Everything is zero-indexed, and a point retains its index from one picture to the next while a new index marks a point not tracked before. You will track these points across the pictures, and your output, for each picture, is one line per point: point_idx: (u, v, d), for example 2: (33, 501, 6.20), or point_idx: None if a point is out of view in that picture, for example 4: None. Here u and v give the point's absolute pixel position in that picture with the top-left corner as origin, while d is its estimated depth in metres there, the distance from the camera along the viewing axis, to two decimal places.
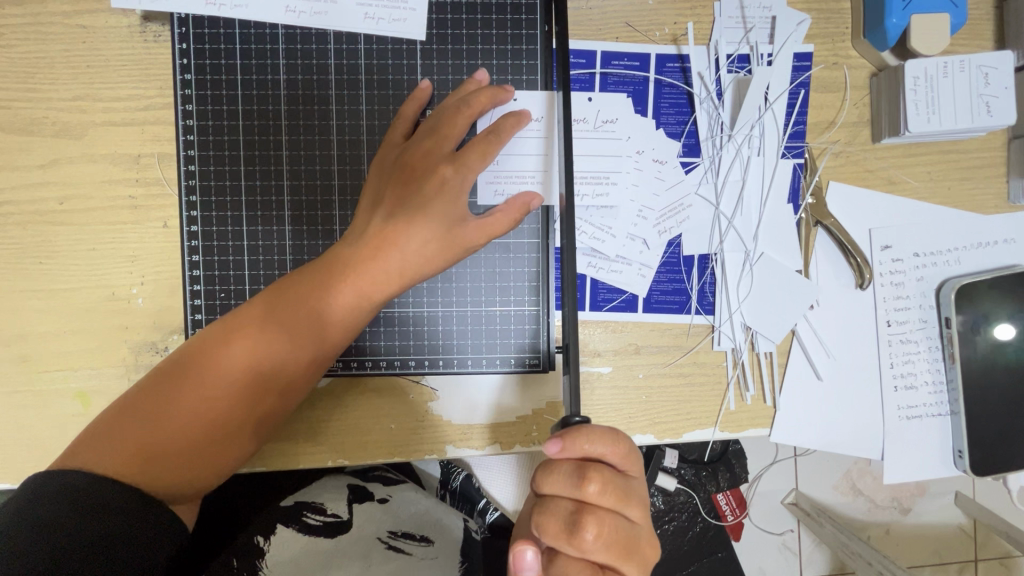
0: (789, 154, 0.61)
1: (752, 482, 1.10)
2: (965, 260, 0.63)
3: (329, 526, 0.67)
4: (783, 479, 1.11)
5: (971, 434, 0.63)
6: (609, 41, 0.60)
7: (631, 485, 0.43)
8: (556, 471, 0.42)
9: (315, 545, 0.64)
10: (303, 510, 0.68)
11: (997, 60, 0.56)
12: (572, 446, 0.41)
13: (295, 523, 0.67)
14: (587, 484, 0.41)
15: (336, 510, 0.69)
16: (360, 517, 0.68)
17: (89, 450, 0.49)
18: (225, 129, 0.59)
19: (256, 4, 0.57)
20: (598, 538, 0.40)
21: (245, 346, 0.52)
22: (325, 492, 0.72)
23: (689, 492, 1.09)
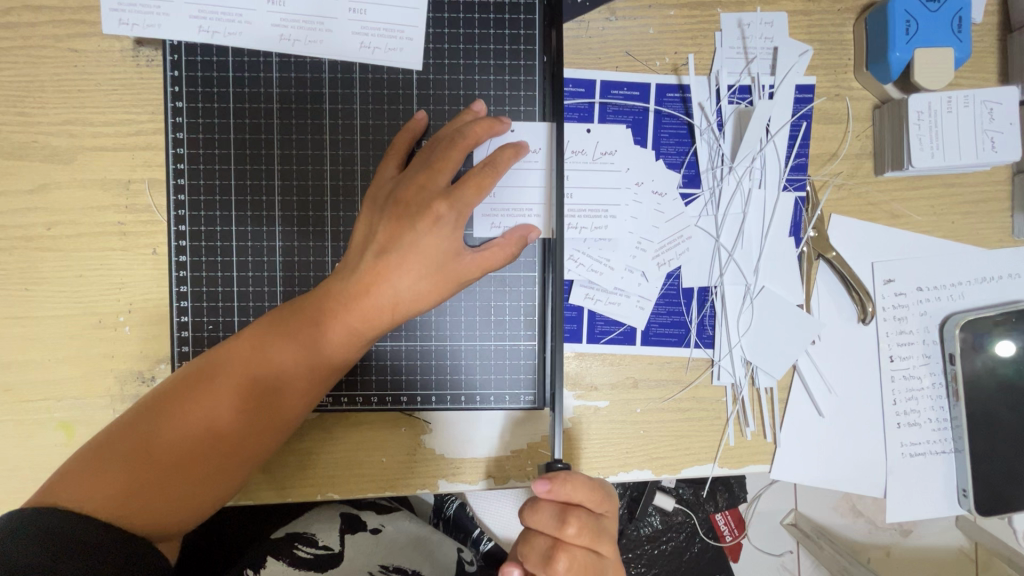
0: (790, 186, 0.60)
1: (752, 501, 1.08)
2: (969, 295, 0.62)
3: (320, 561, 0.66)
4: (783, 499, 1.09)
5: (976, 473, 0.62)
6: (609, 70, 0.59)
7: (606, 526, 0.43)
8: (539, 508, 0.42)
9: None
10: (293, 542, 0.67)
11: (1002, 95, 0.55)
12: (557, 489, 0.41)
13: (285, 557, 0.66)
14: (565, 527, 0.41)
15: (327, 541, 0.68)
16: (352, 551, 0.67)
17: (65, 491, 0.46)
18: (217, 157, 0.57)
19: (250, 31, 0.56)
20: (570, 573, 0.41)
21: (233, 382, 0.51)
22: (316, 521, 0.70)
23: (687, 512, 1.07)
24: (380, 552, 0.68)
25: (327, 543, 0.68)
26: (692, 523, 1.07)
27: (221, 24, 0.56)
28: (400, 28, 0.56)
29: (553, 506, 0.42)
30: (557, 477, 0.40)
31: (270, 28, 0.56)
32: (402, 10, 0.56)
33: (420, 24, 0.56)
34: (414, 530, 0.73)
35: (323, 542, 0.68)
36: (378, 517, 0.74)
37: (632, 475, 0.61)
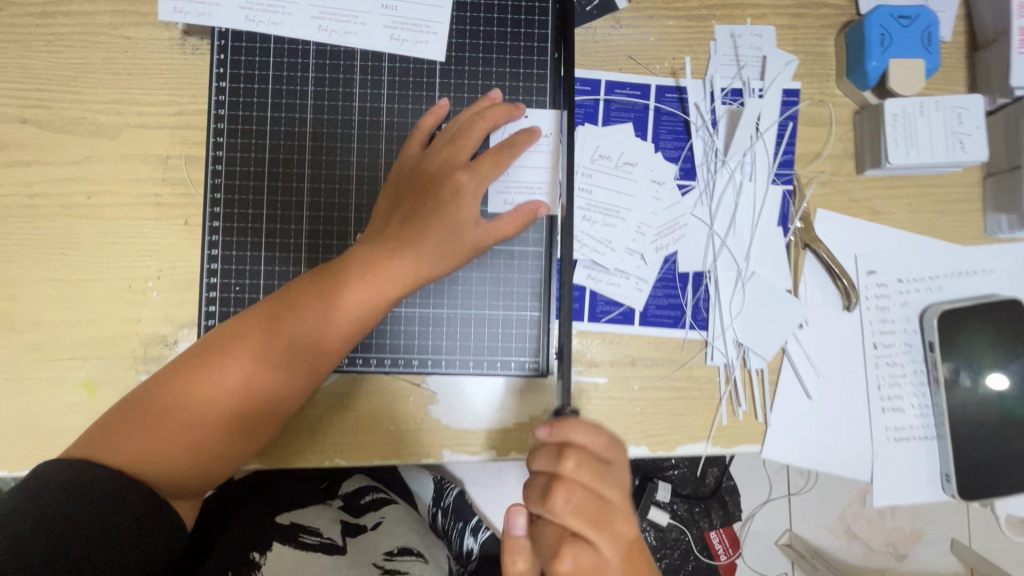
0: (779, 181, 0.65)
1: (746, 520, 1.23)
2: (946, 288, 0.66)
3: (326, 548, 0.66)
4: (776, 520, 1.23)
5: (957, 458, 0.64)
6: (613, 71, 0.65)
7: (612, 471, 0.44)
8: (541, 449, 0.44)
9: (313, 567, 0.64)
10: (298, 531, 0.68)
11: (969, 102, 0.61)
12: (557, 431, 0.44)
13: (292, 542, 0.66)
14: (565, 463, 0.43)
15: (331, 535, 0.69)
16: (355, 542, 0.69)
17: (97, 446, 0.51)
18: (253, 133, 0.62)
19: (291, 22, 0.62)
20: (567, 504, 0.42)
21: (259, 343, 0.54)
22: (319, 515, 0.71)
23: (682, 528, 1.22)
24: (382, 542, 0.70)
25: (331, 535, 0.69)
26: (684, 537, 1.21)
27: (265, 16, 0.62)
28: (427, 24, 0.62)
29: (553, 445, 0.44)
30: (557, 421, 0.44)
31: (309, 20, 0.62)
32: (430, 7, 0.62)
33: (445, 21, 0.62)
34: (411, 523, 0.76)
35: (327, 534, 0.68)
36: (377, 512, 0.75)
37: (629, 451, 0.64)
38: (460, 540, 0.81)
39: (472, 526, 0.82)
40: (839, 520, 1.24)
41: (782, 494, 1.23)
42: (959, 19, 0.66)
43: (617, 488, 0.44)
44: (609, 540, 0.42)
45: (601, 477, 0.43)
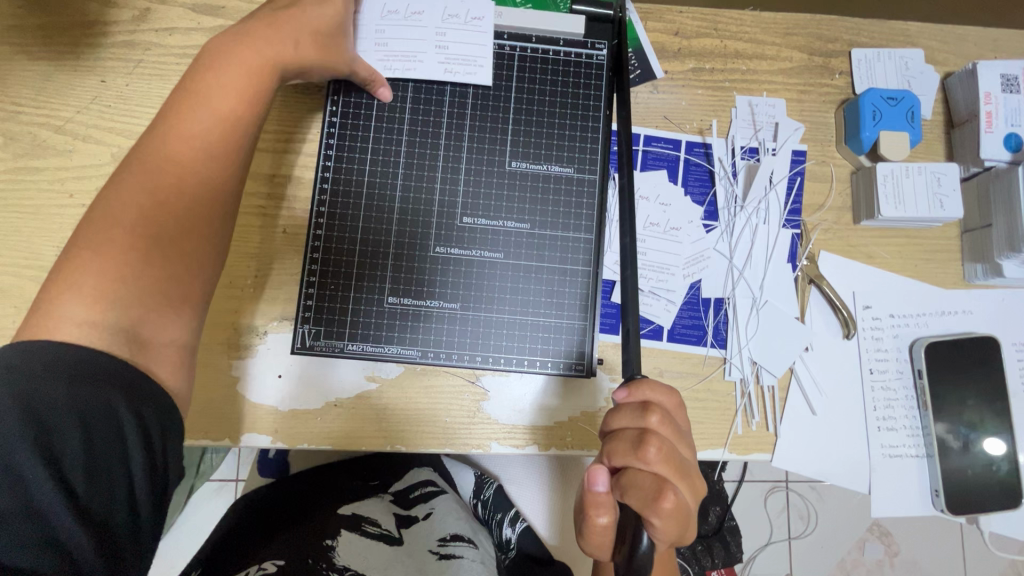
0: (788, 225, 0.77)
1: (747, 562, 1.30)
2: (932, 325, 0.77)
3: (386, 537, 0.76)
4: (779, 563, 1.32)
5: (944, 477, 0.73)
6: (651, 128, 0.78)
7: (684, 428, 0.48)
8: (623, 408, 0.47)
9: (380, 548, 0.73)
10: (360, 521, 0.77)
11: (947, 169, 0.74)
12: (638, 390, 0.47)
13: (356, 529, 0.75)
14: (650, 417, 0.46)
15: (388, 526, 0.78)
16: (408, 534, 0.79)
17: (49, 318, 0.48)
18: (355, 159, 0.73)
19: (422, 67, 0.73)
20: (659, 454, 0.44)
21: (143, 174, 0.55)
22: (375, 510, 0.81)
23: (684, 565, 1.26)
24: (435, 531, 0.80)
25: (388, 526, 0.78)
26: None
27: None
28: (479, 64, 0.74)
29: (634, 402, 0.47)
30: (635, 381, 0.47)
31: (375, 61, 0.73)
32: (475, 49, 0.74)
33: (489, 58, 0.74)
34: (460, 511, 0.85)
35: (385, 525, 0.78)
36: (426, 504, 0.85)
37: None
38: (500, 530, 0.89)
39: (511, 515, 0.90)
40: (838, 567, 1.32)
41: (782, 537, 1.31)
42: (938, 102, 0.80)
43: (688, 447, 0.48)
44: (690, 488, 0.45)
45: (680, 430, 0.47)
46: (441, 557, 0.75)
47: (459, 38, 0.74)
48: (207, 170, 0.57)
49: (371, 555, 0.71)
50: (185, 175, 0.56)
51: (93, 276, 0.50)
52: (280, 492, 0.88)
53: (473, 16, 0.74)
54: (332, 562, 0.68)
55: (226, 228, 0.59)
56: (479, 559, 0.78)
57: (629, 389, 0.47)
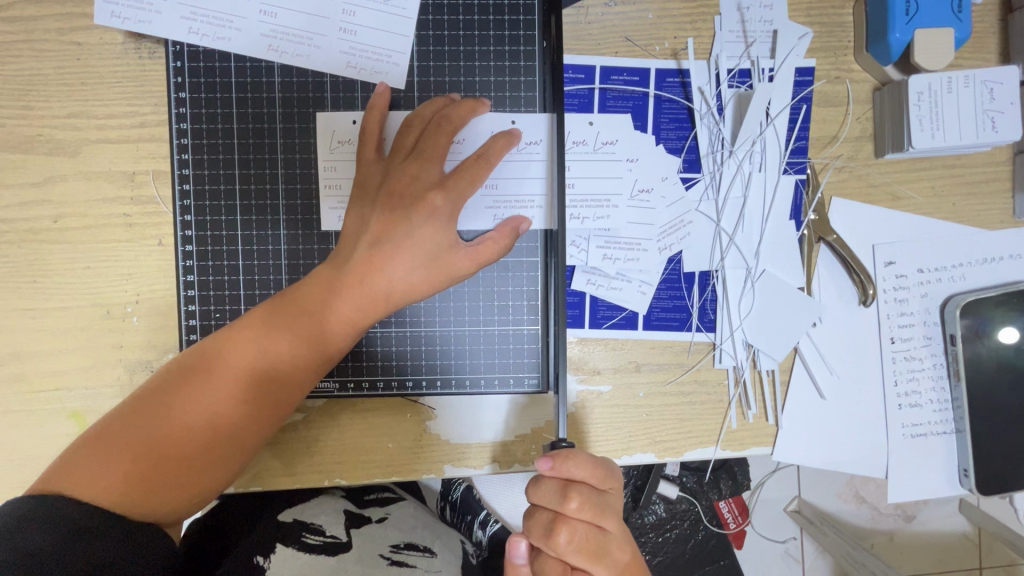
0: (791, 169, 0.60)
1: (754, 490, 1.16)
2: (970, 276, 0.62)
3: (330, 547, 0.70)
4: (787, 487, 1.18)
5: (976, 453, 0.62)
6: (609, 56, 0.59)
7: (609, 499, 0.45)
8: (540, 484, 0.45)
9: (319, 563, 0.68)
10: (301, 532, 0.71)
11: (1002, 76, 0.56)
12: (558, 467, 0.43)
13: (295, 543, 0.69)
14: (568, 500, 0.43)
15: (334, 532, 0.72)
16: (358, 535, 0.73)
17: (81, 476, 0.48)
18: (221, 147, 0.58)
19: None
20: (570, 543, 0.43)
21: (223, 374, 0.52)
22: (322, 512, 0.74)
23: (690, 500, 1.15)
24: (388, 536, 0.74)
25: (334, 531, 0.72)
26: (696, 510, 1.14)
27: (343, 176, 0.58)
28: (387, 52, 0.57)
29: (554, 481, 0.44)
30: (559, 455, 0.44)
31: (484, 210, 0.58)
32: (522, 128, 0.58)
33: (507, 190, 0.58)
34: (417, 517, 0.80)
35: (330, 532, 0.72)
36: (382, 509, 0.79)
37: (636, 459, 0.61)
38: (470, 531, 0.86)
39: (480, 518, 0.87)
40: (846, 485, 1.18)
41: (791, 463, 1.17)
42: None
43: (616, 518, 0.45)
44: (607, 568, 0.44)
45: (601, 509, 0.44)
46: (391, 564, 0.71)
47: (510, 172, 0.58)
48: (255, 350, 0.53)
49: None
50: (237, 348, 0.53)
51: (139, 444, 0.50)
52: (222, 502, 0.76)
53: (525, 141, 0.58)
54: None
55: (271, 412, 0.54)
56: (435, 569, 0.73)
57: (553, 462, 0.44)
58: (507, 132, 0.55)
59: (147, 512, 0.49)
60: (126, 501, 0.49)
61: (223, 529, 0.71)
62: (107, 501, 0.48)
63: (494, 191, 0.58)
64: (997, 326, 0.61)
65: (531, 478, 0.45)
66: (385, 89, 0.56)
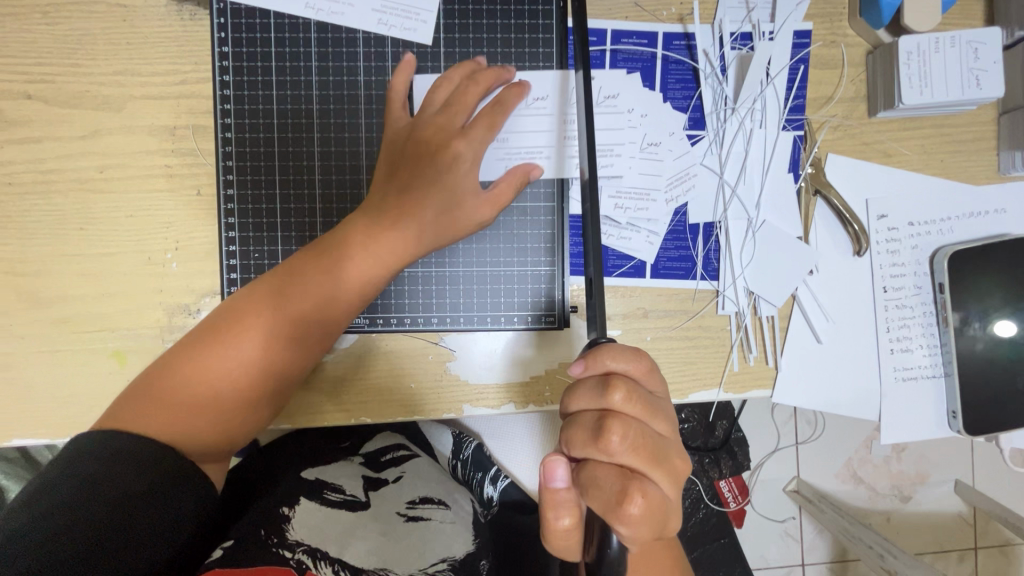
0: (789, 126, 0.65)
1: (754, 470, 1.20)
2: (958, 229, 0.66)
3: (351, 504, 0.73)
4: (785, 466, 1.21)
5: (964, 395, 0.66)
6: (619, 20, 0.63)
7: (656, 401, 0.44)
8: (581, 386, 0.44)
9: (341, 517, 0.70)
10: (322, 489, 0.74)
11: (986, 37, 0.60)
12: (594, 362, 0.43)
13: (317, 498, 0.72)
14: (612, 393, 0.42)
15: (354, 491, 0.75)
16: (376, 496, 0.76)
17: (131, 416, 0.52)
18: (260, 99, 0.63)
19: None
20: (623, 439, 0.40)
21: (262, 318, 0.56)
22: (342, 474, 0.77)
23: (693, 479, 1.19)
24: (404, 494, 0.78)
25: (354, 491, 0.75)
26: (699, 487, 1.18)
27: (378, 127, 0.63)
28: (415, 11, 0.62)
29: (594, 380, 0.43)
30: (591, 352, 0.44)
31: (496, 162, 0.62)
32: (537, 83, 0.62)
33: (528, 150, 0.62)
34: (433, 473, 0.84)
35: (350, 491, 0.75)
36: (397, 467, 0.82)
37: None
38: (481, 490, 0.89)
39: (491, 474, 0.91)
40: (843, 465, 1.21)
41: (790, 442, 1.20)
42: None
43: (665, 420, 0.44)
44: (667, 475, 0.41)
45: (650, 405, 0.42)
46: (409, 520, 0.74)
47: (526, 126, 0.62)
48: (288, 296, 0.56)
49: (329, 526, 0.68)
50: (272, 293, 0.57)
51: (183, 386, 0.54)
52: (244, 466, 0.80)
53: (533, 97, 0.62)
54: (285, 536, 0.65)
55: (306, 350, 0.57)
56: (450, 520, 0.77)
57: (586, 362, 0.44)
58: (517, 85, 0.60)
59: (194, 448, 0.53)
60: (174, 438, 0.52)
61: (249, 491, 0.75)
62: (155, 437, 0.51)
63: (505, 144, 0.62)
64: (992, 320, 0.66)
65: (567, 387, 0.45)
66: (412, 59, 0.61)
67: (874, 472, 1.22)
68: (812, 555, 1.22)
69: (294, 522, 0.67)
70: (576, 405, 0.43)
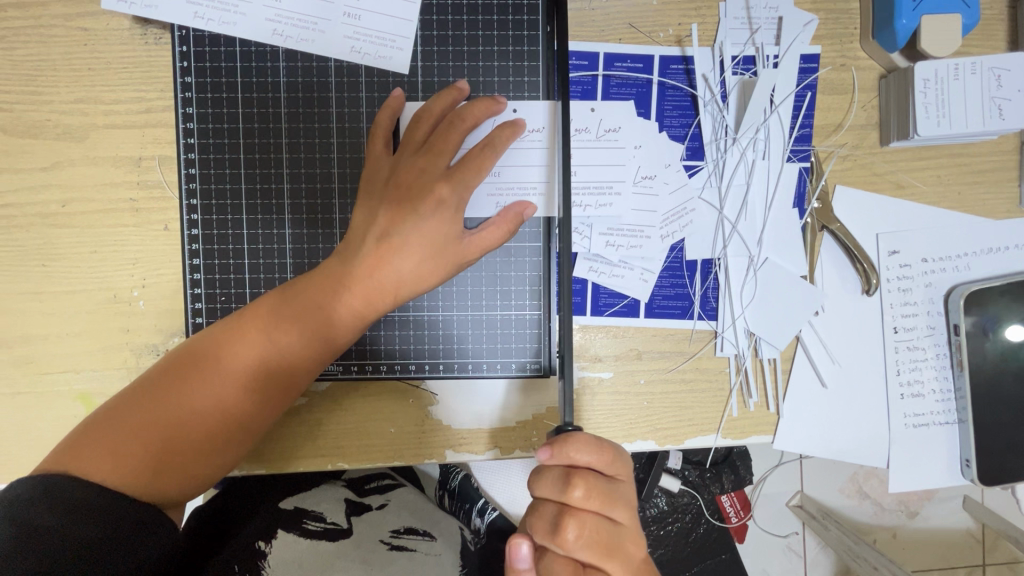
0: (795, 157, 0.60)
1: (756, 483, 1.16)
2: (975, 266, 0.62)
3: (331, 533, 0.70)
4: (788, 482, 1.17)
5: (978, 444, 0.62)
6: (612, 43, 0.59)
7: (616, 488, 0.46)
8: (545, 476, 0.46)
9: (321, 548, 0.68)
10: (302, 517, 0.71)
11: (1010, 62, 0.56)
12: (558, 455, 0.44)
13: (296, 528, 0.69)
14: (572, 489, 0.45)
15: (335, 518, 0.72)
16: (359, 523, 0.72)
17: (86, 460, 0.48)
18: (226, 132, 0.59)
19: None
20: (577, 538, 0.44)
21: (233, 362, 0.53)
22: (324, 500, 0.74)
23: (693, 493, 1.14)
24: (388, 521, 0.75)
25: (336, 518, 0.72)
26: (699, 503, 1.14)
27: (353, 162, 0.59)
28: (391, 37, 0.58)
29: (558, 471, 0.45)
30: (557, 442, 0.44)
31: (486, 198, 0.58)
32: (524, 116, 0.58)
33: (513, 186, 0.58)
34: (419, 502, 0.80)
35: (332, 518, 0.72)
36: (382, 495, 0.79)
37: (636, 446, 0.61)
38: (469, 518, 0.86)
39: (479, 507, 0.88)
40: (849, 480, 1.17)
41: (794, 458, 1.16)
42: None
43: (626, 506, 0.46)
44: (620, 565, 0.45)
45: (609, 497, 0.45)
46: (391, 549, 0.70)
47: (514, 160, 0.58)
48: (262, 341, 0.53)
49: (308, 561, 0.66)
50: (244, 336, 0.53)
51: (145, 432, 0.50)
52: (224, 491, 0.76)
53: (528, 128, 0.58)
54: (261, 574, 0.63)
55: (278, 400, 0.54)
56: (436, 551, 0.73)
57: (553, 448, 0.44)
58: (512, 122, 0.56)
59: (156, 496, 0.50)
60: (133, 486, 0.49)
61: (223, 522, 0.71)
62: (111, 484, 0.48)
63: (497, 178, 0.58)
64: (1004, 324, 0.61)
65: (534, 469, 0.47)
66: (402, 93, 0.57)
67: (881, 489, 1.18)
68: (817, 571, 1.18)
69: (271, 557, 0.65)
70: (540, 494, 0.46)
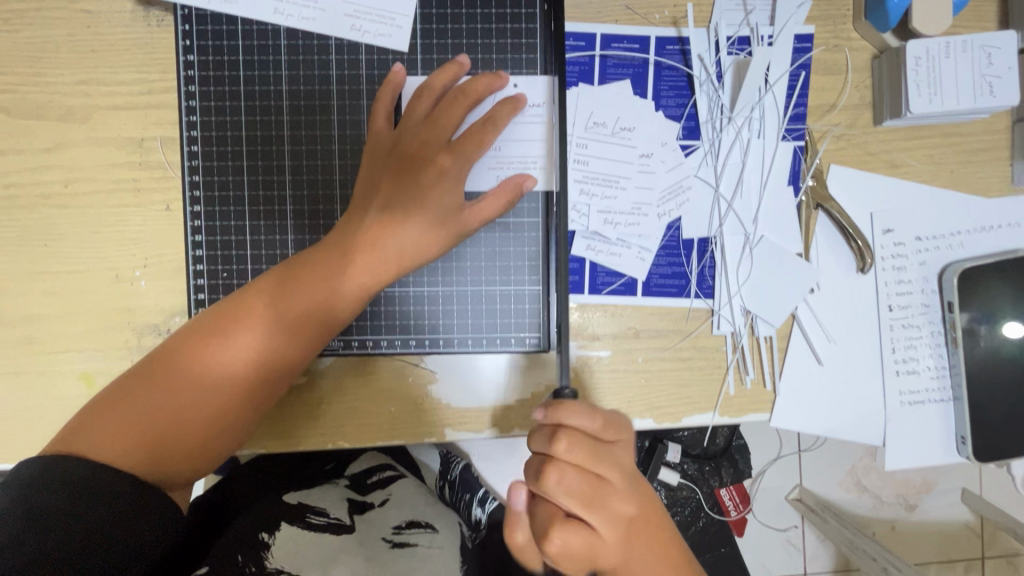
0: (790, 136, 0.61)
1: (756, 477, 1.16)
2: (968, 244, 0.63)
3: (332, 529, 0.70)
4: (788, 474, 1.17)
5: (972, 420, 0.62)
6: (609, 24, 0.60)
7: (607, 449, 0.47)
8: (536, 432, 0.47)
9: (323, 543, 0.69)
10: (305, 512, 0.71)
11: (999, 41, 0.57)
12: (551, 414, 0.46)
13: (299, 522, 0.70)
14: (558, 444, 0.45)
15: (338, 514, 0.72)
16: (361, 519, 0.72)
17: (91, 439, 0.49)
18: (227, 109, 0.60)
19: None
20: (559, 483, 0.45)
21: (236, 337, 0.53)
22: (325, 495, 0.74)
23: (692, 487, 1.14)
24: (391, 517, 0.74)
25: (338, 514, 0.72)
26: (698, 496, 1.14)
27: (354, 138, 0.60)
28: (390, 15, 0.58)
29: (546, 428, 0.46)
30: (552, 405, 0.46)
31: (488, 171, 0.59)
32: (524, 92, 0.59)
33: (512, 163, 0.59)
34: (420, 495, 0.79)
35: (333, 514, 0.72)
36: (384, 490, 0.78)
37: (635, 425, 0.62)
38: (469, 510, 0.85)
39: (479, 496, 0.87)
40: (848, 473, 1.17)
41: (793, 450, 1.16)
42: None
43: (613, 467, 0.47)
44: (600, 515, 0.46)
45: (596, 454, 0.46)
46: (393, 547, 0.70)
47: (514, 134, 0.59)
48: (265, 315, 0.54)
49: (309, 555, 0.67)
50: (248, 311, 0.54)
51: (150, 408, 0.51)
52: (227, 476, 0.77)
53: (529, 104, 0.59)
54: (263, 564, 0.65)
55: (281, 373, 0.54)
56: (438, 544, 0.73)
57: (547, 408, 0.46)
58: (512, 98, 0.57)
59: (161, 475, 0.51)
60: (139, 463, 0.50)
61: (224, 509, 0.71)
62: (117, 462, 0.49)
63: (498, 152, 0.59)
64: (999, 321, 0.62)
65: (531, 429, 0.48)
66: (402, 69, 0.58)
67: (879, 481, 1.18)
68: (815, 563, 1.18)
69: (274, 551, 0.67)
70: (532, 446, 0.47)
